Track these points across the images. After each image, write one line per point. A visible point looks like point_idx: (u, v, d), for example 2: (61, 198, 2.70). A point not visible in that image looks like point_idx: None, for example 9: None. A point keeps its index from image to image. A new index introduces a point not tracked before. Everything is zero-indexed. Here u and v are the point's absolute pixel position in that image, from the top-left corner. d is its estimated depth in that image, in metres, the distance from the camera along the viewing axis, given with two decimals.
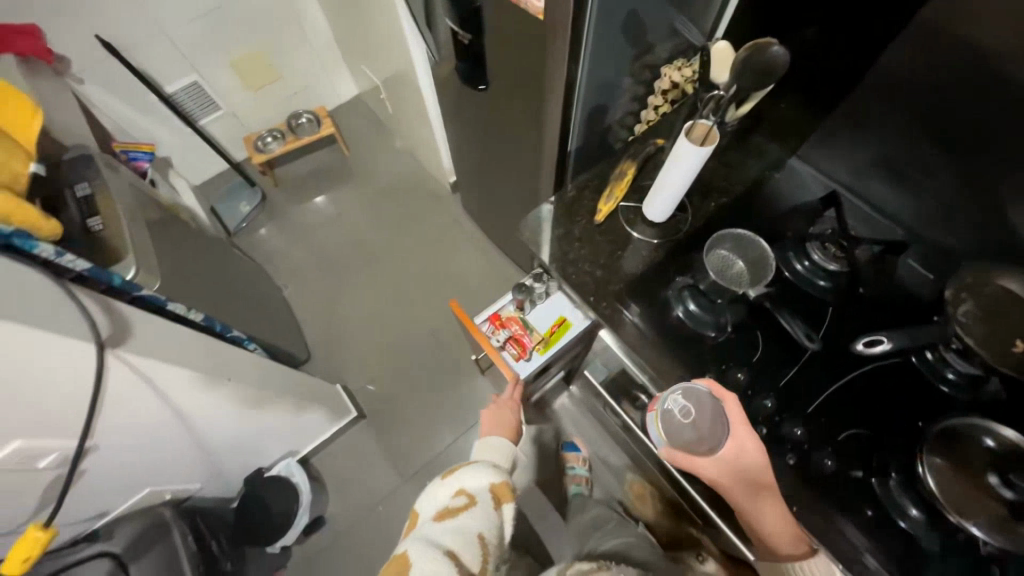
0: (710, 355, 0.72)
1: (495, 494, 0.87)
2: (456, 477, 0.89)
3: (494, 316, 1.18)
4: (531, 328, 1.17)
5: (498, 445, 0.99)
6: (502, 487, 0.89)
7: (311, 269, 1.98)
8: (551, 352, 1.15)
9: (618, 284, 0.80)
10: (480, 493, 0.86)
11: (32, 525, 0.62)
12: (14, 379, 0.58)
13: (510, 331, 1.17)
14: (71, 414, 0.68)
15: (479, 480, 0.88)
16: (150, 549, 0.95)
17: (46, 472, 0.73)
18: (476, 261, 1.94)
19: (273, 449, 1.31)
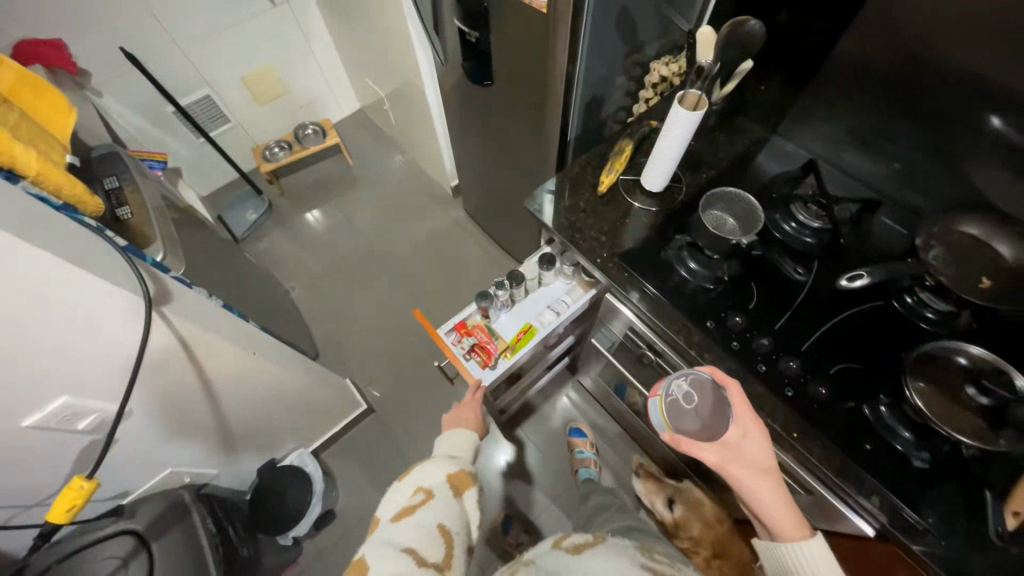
0: (709, 305, 0.79)
1: (456, 483, 0.78)
2: (413, 475, 0.78)
3: (459, 325, 0.99)
4: (497, 335, 1.00)
5: (465, 434, 0.88)
6: (464, 474, 0.80)
7: (316, 272, 2.03)
8: (521, 357, 0.97)
9: (622, 246, 0.88)
10: (437, 487, 0.76)
11: (78, 476, 0.63)
12: (73, 331, 0.63)
13: (475, 338, 0.98)
14: (115, 373, 0.72)
15: (436, 473, 0.78)
16: (171, 529, 0.96)
17: (82, 437, 0.75)
18: (478, 260, 2.01)
19: (287, 439, 1.33)
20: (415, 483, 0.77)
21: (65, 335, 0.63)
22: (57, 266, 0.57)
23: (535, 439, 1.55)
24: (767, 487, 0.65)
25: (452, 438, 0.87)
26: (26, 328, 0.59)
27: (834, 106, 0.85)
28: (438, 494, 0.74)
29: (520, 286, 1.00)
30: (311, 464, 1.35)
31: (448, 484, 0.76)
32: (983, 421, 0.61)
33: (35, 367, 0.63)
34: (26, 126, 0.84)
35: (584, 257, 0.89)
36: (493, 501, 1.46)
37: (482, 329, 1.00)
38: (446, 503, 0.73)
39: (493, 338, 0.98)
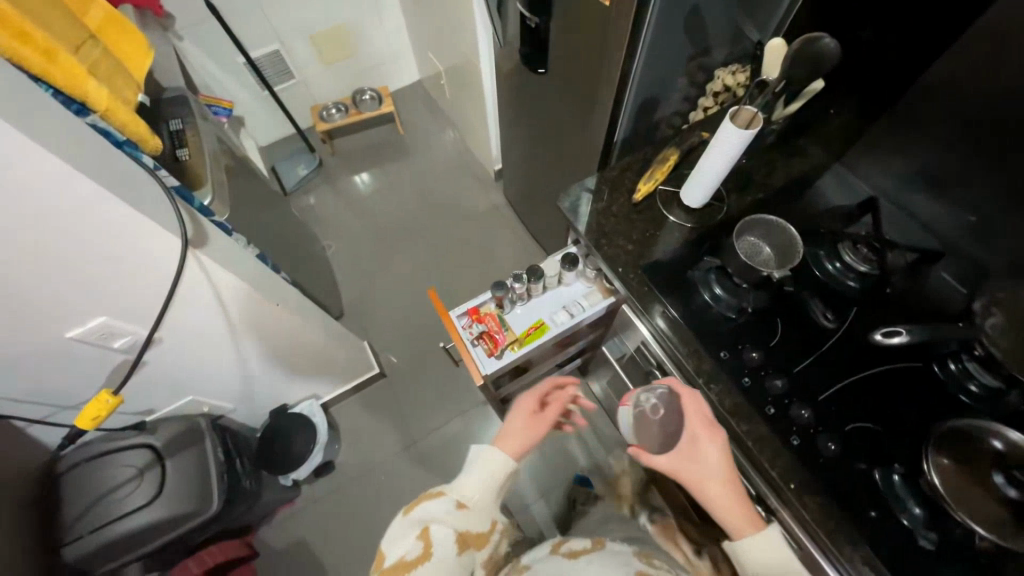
0: (728, 335, 0.75)
1: (463, 543, 0.71)
2: (421, 512, 0.73)
3: (471, 310, 1.00)
4: (507, 325, 1.00)
5: (493, 465, 0.78)
6: (473, 532, 0.73)
7: (354, 234, 2.10)
8: (525, 354, 0.97)
9: (647, 259, 0.85)
10: (440, 544, 0.69)
11: (105, 391, 0.70)
12: (115, 259, 0.68)
13: (485, 326, 0.98)
14: (150, 303, 0.78)
15: (448, 521, 0.71)
16: (185, 449, 1.05)
17: (116, 354, 0.83)
18: (509, 247, 2.01)
19: (300, 387, 1.41)
20: (420, 525, 0.71)
21: (109, 261, 0.68)
22: (105, 199, 0.61)
23: None
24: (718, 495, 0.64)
25: (476, 469, 0.77)
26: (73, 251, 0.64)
27: (907, 142, 0.77)
28: (440, 557, 0.67)
29: (537, 282, 0.99)
30: (317, 415, 1.43)
31: (455, 547, 0.69)
32: (1005, 514, 0.55)
33: (80, 286, 0.69)
34: (105, 64, 0.90)
35: (606, 264, 0.86)
36: None
37: (494, 317, 1.00)
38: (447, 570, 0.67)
39: (502, 329, 0.98)
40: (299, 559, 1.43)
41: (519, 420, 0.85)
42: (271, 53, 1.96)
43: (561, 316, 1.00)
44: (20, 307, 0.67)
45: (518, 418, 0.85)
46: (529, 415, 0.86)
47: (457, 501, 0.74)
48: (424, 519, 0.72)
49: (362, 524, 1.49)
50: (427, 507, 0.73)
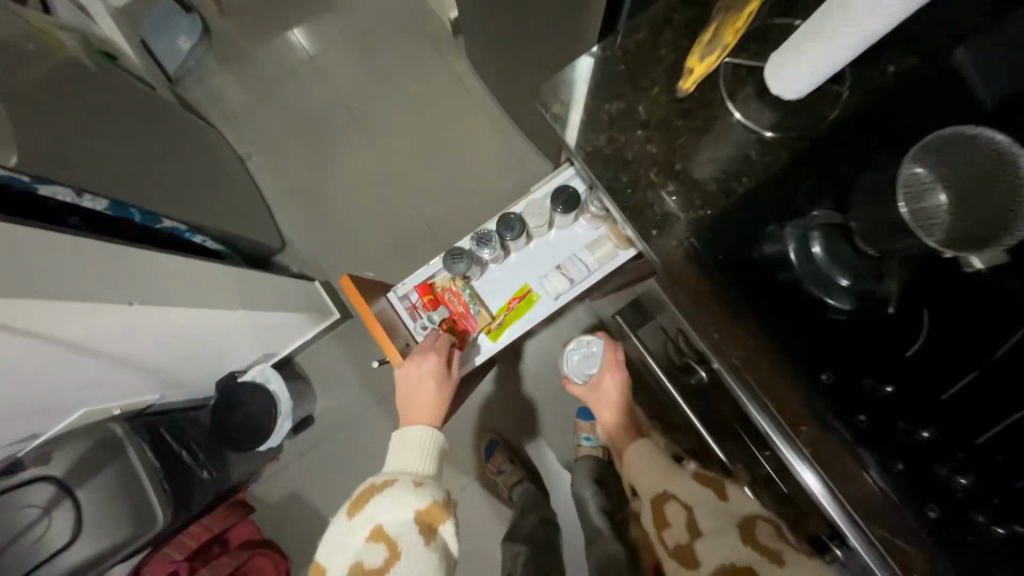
0: (824, 330, 0.45)
1: (429, 525, 0.56)
2: (367, 512, 0.56)
3: (424, 289, 0.74)
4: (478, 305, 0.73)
5: (424, 437, 0.63)
6: (440, 506, 0.57)
7: (279, 133, 1.60)
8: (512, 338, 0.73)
9: (693, 207, 0.50)
10: (403, 537, 0.54)
11: None
12: None
13: (447, 309, 0.73)
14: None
15: (402, 507, 0.55)
16: (97, 472, 0.85)
17: None
18: (483, 134, 1.53)
19: (244, 352, 1.17)
20: (370, 526, 0.55)
21: None
22: None
23: (530, 370, 1.36)
24: (604, 413, 0.81)
25: (414, 441, 0.62)
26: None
27: None
28: (407, 553, 0.53)
29: (515, 239, 0.71)
30: (274, 381, 1.20)
31: (421, 533, 0.54)
32: None
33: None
34: None
35: (621, 213, 0.51)
36: (477, 423, 1.36)
37: (456, 296, 0.73)
38: (420, 567, 0.52)
39: (472, 311, 0.72)
40: (296, 510, 1.38)
41: (423, 379, 0.66)
42: None
43: (550, 280, 0.72)
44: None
45: (416, 387, 0.65)
46: (429, 380, 0.66)
47: (411, 481, 0.58)
48: (375, 520, 0.56)
49: (354, 472, 1.41)
50: (372, 503, 0.57)
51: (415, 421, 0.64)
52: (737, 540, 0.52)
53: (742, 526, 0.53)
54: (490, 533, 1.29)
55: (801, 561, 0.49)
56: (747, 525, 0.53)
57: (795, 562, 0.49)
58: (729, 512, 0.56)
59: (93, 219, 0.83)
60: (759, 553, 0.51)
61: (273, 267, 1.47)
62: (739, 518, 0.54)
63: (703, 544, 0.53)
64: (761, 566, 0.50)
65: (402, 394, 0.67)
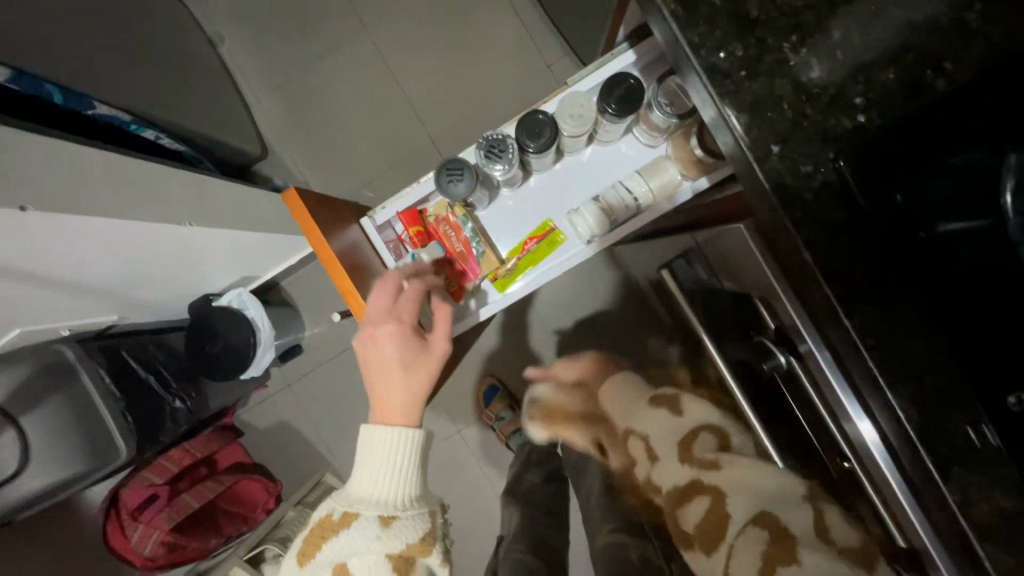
0: (987, 298, 0.29)
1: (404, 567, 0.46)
2: (327, 554, 0.47)
3: (412, 218, 0.62)
4: (480, 244, 0.62)
5: (390, 455, 0.49)
6: (418, 545, 0.47)
7: (257, 13, 1.32)
8: (523, 288, 0.63)
9: (845, 106, 0.30)
10: None
11: None
12: None
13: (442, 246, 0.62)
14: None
15: (368, 555, 0.45)
16: (45, 398, 0.76)
17: None
18: (506, 26, 1.25)
19: (218, 275, 1.03)
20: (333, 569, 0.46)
21: None
22: None
23: (539, 315, 1.23)
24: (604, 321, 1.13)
25: (376, 465, 0.49)
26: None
27: None
28: None
29: (538, 155, 0.58)
30: (251, 307, 1.08)
31: None
32: None
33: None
34: None
35: (726, 106, 0.30)
36: (477, 367, 1.26)
37: (454, 231, 0.62)
38: None
39: (474, 252, 0.61)
40: (287, 439, 1.34)
41: (385, 349, 0.51)
42: None
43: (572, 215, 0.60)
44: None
45: (378, 364, 0.51)
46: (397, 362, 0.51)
47: (376, 517, 0.47)
48: (338, 562, 0.46)
49: (345, 406, 1.34)
50: (332, 546, 0.46)
51: (384, 417, 0.50)
52: (678, 458, 0.48)
53: (683, 441, 0.49)
54: (486, 480, 1.24)
55: (742, 464, 0.45)
56: (688, 438, 0.49)
57: (736, 466, 0.45)
58: (676, 425, 0.50)
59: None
60: (698, 467, 0.46)
61: (252, 178, 1.28)
62: (683, 432, 0.49)
63: (652, 473, 0.50)
64: (704, 477, 0.46)
65: (369, 384, 0.51)
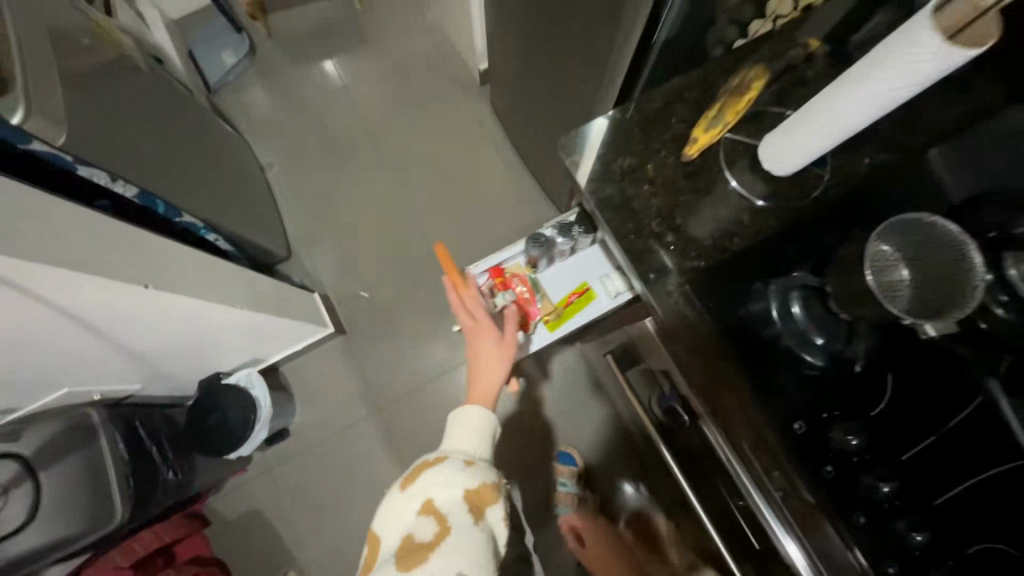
0: (782, 370, 0.50)
1: (475, 502, 0.71)
2: (422, 483, 0.72)
3: (496, 271, 0.94)
4: (543, 292, 0.95)
5: (472, 430, 0.77)
6: (487, 487, 0.73)
7: (303, 151, 1.68)
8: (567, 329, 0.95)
9: (688, 256, 0.55)
10: (452, 513, 0.69)
11: None
12: None
13: (514, 292, 0.92)
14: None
15: (453, 487, 0.71)
16: (66, 456, 0.82)
17: None
18: (497, 174, 1.62)
19: (233, 355, 1.17)
20: (424, 496, 0.71)
21: None
22: None
23: (515, 406, 1.36)
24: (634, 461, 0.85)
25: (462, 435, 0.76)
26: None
27: None
28: (456, 524, 0.69)
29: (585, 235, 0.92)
30: (257, 387, 1.19)
31: (468, 512, 0.70)
32: None
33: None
34: None
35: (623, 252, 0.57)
36: None
37: (524, 283, 0.94)
38: (466, 540, 0.68)
39: (537, 298, 0.94)
40: (260, 530, 1.32)
41: (486, 351, 0.82)
42: None
43: (602, 279, 0.96)
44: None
45: (482, 357, 0.81)
46: (489, 343, 0.83)
47: (462, 461, 0.74)
48: (430, 488, 0.71)
49: (321, 495, 1.35)
50: (430, 477, 0.72)
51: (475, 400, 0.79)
52: None
53: None
54: None
55: None
56: None
57: None
58: None
59: (123, 203, 0.88)
60: None
61: (274, 274, 1.49)
62: None
63: None
64: None
65: (470, 358, 0.83)
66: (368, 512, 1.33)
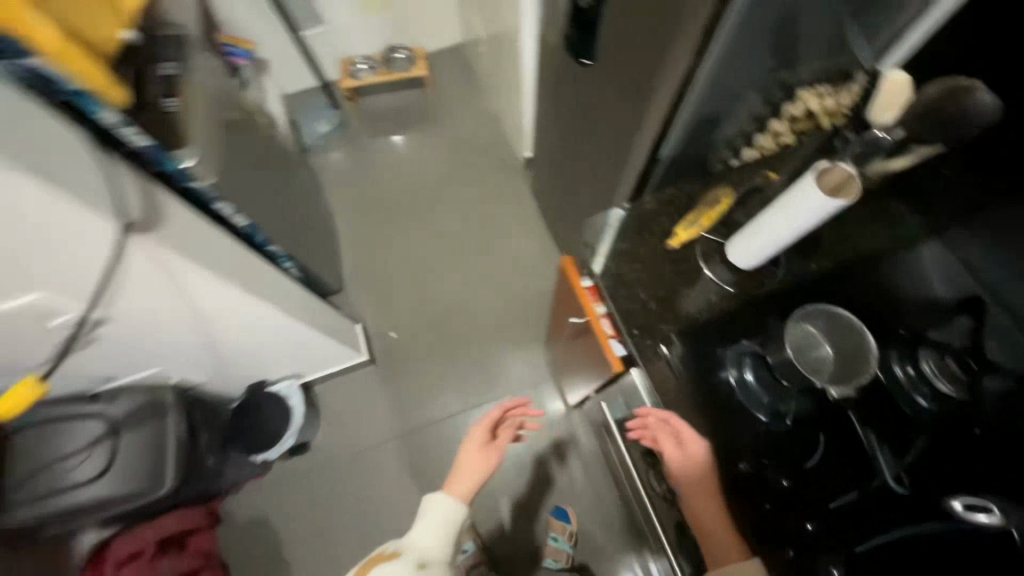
0: (733, 423, 0.63)
1: None
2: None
3: None
4: None
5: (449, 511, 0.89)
6: None
7: (366, 203, 1.95)
8: None
9: (667, 323, 0.72)
10: None
11: (29, 380, 0.66)
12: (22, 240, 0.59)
13: None
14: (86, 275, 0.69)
15: None
16: (143, 424, 1.00)
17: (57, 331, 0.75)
18: (529, 241, 1.84)
19: (281, 367, 1.34)
20: None
21: (9, 231, 0.57)
22: (26, 184, 0.54)
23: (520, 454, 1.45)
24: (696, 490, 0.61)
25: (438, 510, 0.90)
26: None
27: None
28: None
29: None
30: (294, 397, 1.36)
31: None
32: None
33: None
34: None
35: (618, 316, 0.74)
36: None
37: None
38: None
39: None
40: (265, 536, 1.40)
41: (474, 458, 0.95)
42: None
43: None
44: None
45: (467, 457, 0.96)
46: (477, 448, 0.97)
47: (414, 561, 0.84)
48: None
49: (327, 513, 1.43)
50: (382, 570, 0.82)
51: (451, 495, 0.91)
52: None
53: None
54: None
55: None
56: None
57: None
58: None
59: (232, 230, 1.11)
60: None
61: None
62: None
63: None
64: None
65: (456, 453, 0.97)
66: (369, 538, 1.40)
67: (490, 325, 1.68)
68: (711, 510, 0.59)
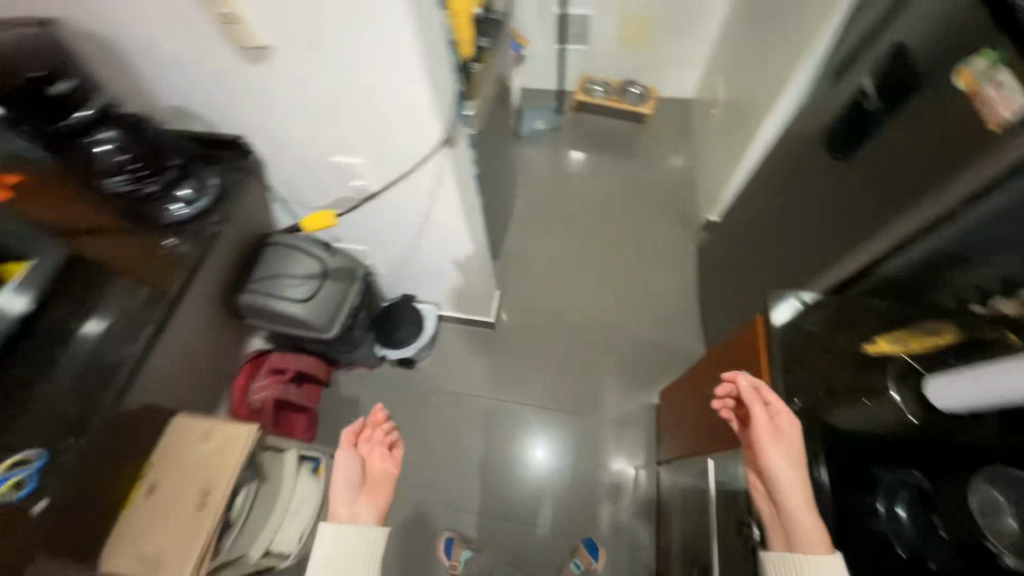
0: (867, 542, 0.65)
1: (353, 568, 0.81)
2: None
3: None
4: None
5: (376, 544, 0.82)
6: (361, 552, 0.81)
7: (544, 196, 2.13)
8: None
9: (838, 420, 0.71)
10: None
11: (331, 214, 0.92)
12: (388, 123, 0.83)
13: None
14: (399, 157, 0.91)
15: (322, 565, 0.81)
16: (340, 280, 1.29)
17: (347, 189, 1.02)
18: (672, 294, 1.86)
19: (432, 292, 1.57)
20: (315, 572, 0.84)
21: (389, 115, 0.81)
22: (422, 93, 0.76)
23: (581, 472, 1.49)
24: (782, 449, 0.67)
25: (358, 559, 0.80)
26: (373, 91, 0.77)
27: None
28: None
29: None
30: (429, 319, 1.61)
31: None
32: None
33: (361, 110, 0.81)
34: None
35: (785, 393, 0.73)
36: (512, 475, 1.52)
37: None
38: None
39: None
40: (351, 414, 1.63)
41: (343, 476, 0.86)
42: (581, 15, 2.07)
43: None
44: (318, 106, 0.82)
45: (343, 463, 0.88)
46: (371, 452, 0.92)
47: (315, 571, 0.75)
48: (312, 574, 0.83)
49: (402, 426, 1.62)
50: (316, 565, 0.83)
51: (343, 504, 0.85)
52: None
53: None
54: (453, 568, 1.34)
55: None
56: None
57: None
58: None
59: None
60: None
61: None
62: None
63: None
64: None
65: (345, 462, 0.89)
66: (424, 465, 1.55)
67: (603, 348, 1.75)
68: (790, 472, 0.65)
